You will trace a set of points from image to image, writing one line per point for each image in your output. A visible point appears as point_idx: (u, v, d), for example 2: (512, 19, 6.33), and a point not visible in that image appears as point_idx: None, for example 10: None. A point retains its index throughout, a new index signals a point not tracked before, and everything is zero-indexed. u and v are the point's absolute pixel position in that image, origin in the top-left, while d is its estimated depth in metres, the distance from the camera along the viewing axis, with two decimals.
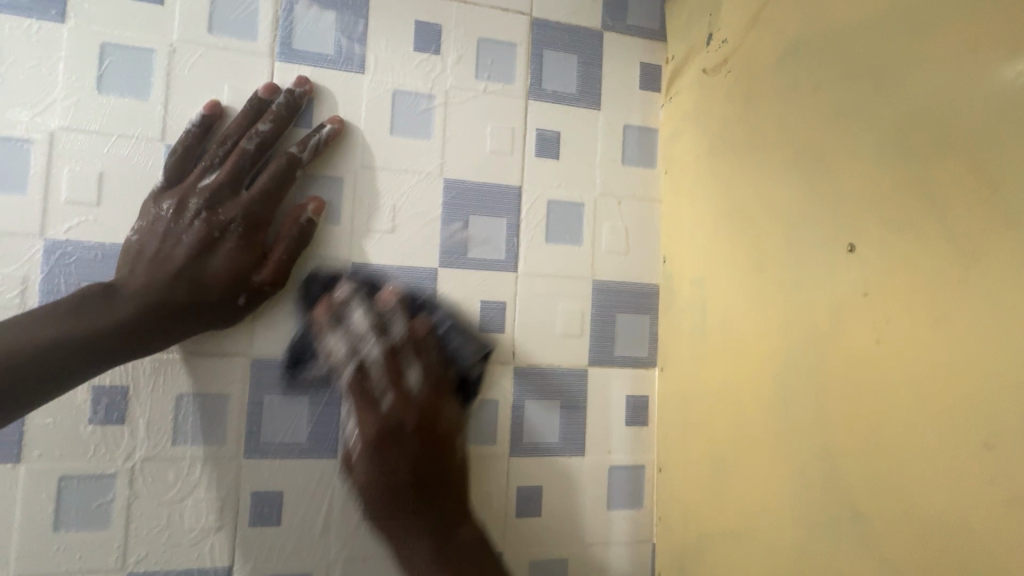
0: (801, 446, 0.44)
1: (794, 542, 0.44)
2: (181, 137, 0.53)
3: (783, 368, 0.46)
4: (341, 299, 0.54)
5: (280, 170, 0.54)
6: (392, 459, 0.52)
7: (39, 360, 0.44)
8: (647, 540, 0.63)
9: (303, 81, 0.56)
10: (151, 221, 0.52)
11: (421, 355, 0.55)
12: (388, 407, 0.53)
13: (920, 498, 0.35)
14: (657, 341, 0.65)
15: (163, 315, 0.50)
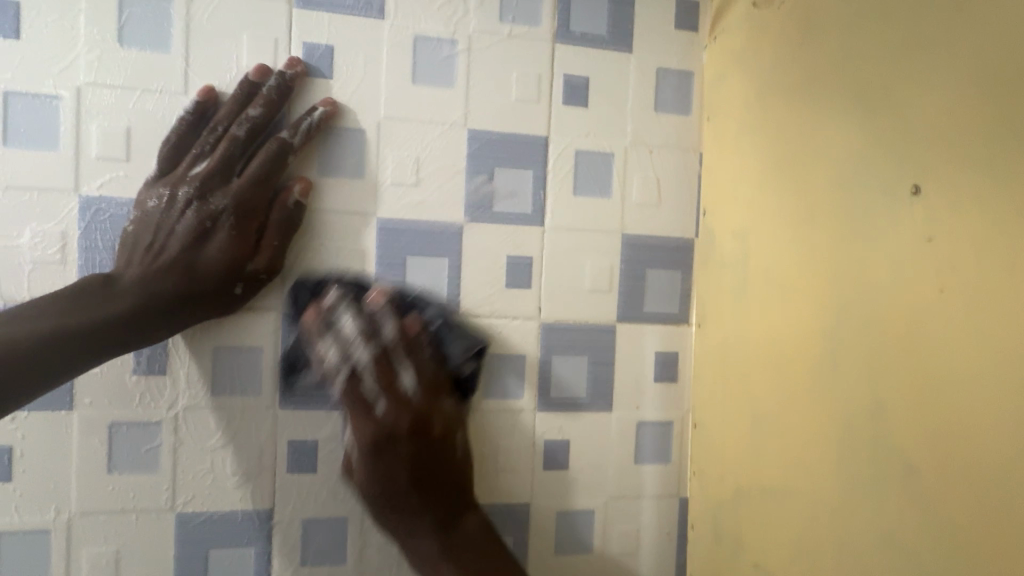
0: (846, 400, 0.42)
1: (835, 497, 0.43)
2: (174, 125, 0.52)
3: (829, 320, 0.43)
4: (330, 305, 0.53)
5: (270, 155, 0.52)
6: (386, 469, 0.52)
7: (38, 350, 0.45)
8: (677, 494, 0.63)
9: (295, 63, 0.54)
10: (145, 213, 0.52)
11: (399, 346, 0.54)
12: (382, 412, 0.52)
13: (984, 453, 0.33)
14: (690, 297, 0.63)
15: (159, 307, 0.50)
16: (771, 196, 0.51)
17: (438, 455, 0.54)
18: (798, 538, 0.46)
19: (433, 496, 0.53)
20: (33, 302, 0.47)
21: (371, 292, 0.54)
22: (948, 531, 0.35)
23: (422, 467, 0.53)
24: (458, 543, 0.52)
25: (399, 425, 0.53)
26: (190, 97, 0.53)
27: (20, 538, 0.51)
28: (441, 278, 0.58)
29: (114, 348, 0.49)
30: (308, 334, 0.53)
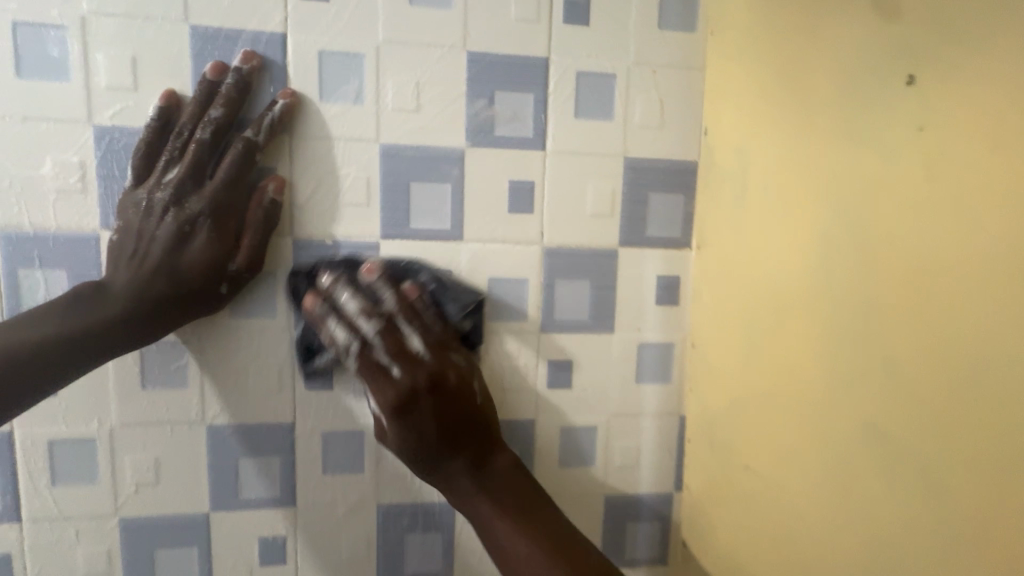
0: (837, 299, 0.43)
1: (824, 394, 0.44)
2: (142, 135, 0.53)
3: (824, 225, 0.44)
4: (328, 287, 0.54)
5: (236, 154, 0.53)
6: (415, 422, 0.50)
7: (26, 359, 0.47)
8: (676, 411, 0.65)
9: (250, 56, 0.54)
10: (126, 222, 0.52)
11: (394, 295, 0.54)
12: (399, 374, 0.50)
13: (959, 330, 0.34)
14: (692, 220, 0.63)
15: (146, 312, 0.52)
16: (772, 106, 0.50)
17: (459, 403, 0.52)
18: (788, 437, 0.48)
19: (462, 441, 0.51)
20: (23, 315, 0.49)
21: (326, 274, 0.55)
22: (927, 410, 0.36)
23: (452, 423, 0.51)
24: (491, 481, 0.51)
25: (421, 381, 0.51)
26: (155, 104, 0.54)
27: (70, 445, 0.56)
28: (444, 203, 0.59)
29: (105, 353, 0.51)
30: (314, 321, 0.53)
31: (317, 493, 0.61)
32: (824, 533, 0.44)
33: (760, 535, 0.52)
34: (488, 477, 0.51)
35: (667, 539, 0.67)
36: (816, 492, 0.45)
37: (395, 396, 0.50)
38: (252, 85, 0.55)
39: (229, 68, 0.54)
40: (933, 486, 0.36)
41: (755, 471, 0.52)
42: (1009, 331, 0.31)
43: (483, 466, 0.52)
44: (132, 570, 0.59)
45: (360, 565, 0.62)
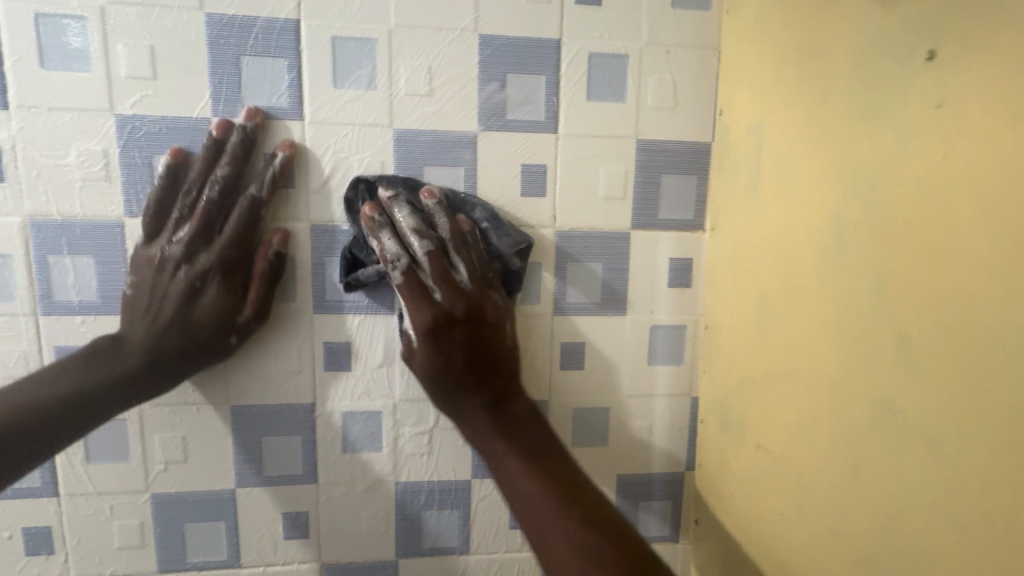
0: (850, 279, 0.43)
1: (834, 373, 0.44)
2: (150, 192, 0.55)
3: (839, 205, 0.44)
4: (386, 200, 0.55)
5: (243, 213, 0.55)
6: (448, 345, 0.52)
7: (45, 416, 0.50)
8: (688, 393, 0.66)
9: (254, 113, 0.55)
10: (139, 279, 0.55)
11: (446, 219, 0.55)
12: (441, 298, 0.52)
13: (970, 309, 0.34)
14: (705, 202, 0.63)
15: (162, 363, 0.55)
16: (787, 85, 0.50)
17: (490, 339, 0.54)
18: (798, 416, 0.49)
19: (489, 377, 0.54)
20: (42, 372, 0.51)
21: (382, 194, 0.56)
22: (936, 390, 0.36)
23: (477, 359, 0.53)
24: (512, 420, 0.53)
25: (457, 312, 0.53)
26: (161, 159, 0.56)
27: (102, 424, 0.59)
28: (457, 187, 0.60)
29: (123, 403, 0.55)
30: (367, 231, 0.55)
31: (338, 470, 0.63)
32: (832, 511, 0.45)
33: (770, 512, 0.53)
34: (503, 415, 0.53)
35: (679, 517, 0.68)
36: (825, 472, 0.45)
37: (427, 325, 0.52)
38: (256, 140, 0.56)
39: (234, 124, 0.56)
40: (940, 466, 0.36)
41: (766, 450, 0.53)
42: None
43: (503, 402, 0.53)
44: (164, 543, 0.62)
45: (380, 539, 0.64)
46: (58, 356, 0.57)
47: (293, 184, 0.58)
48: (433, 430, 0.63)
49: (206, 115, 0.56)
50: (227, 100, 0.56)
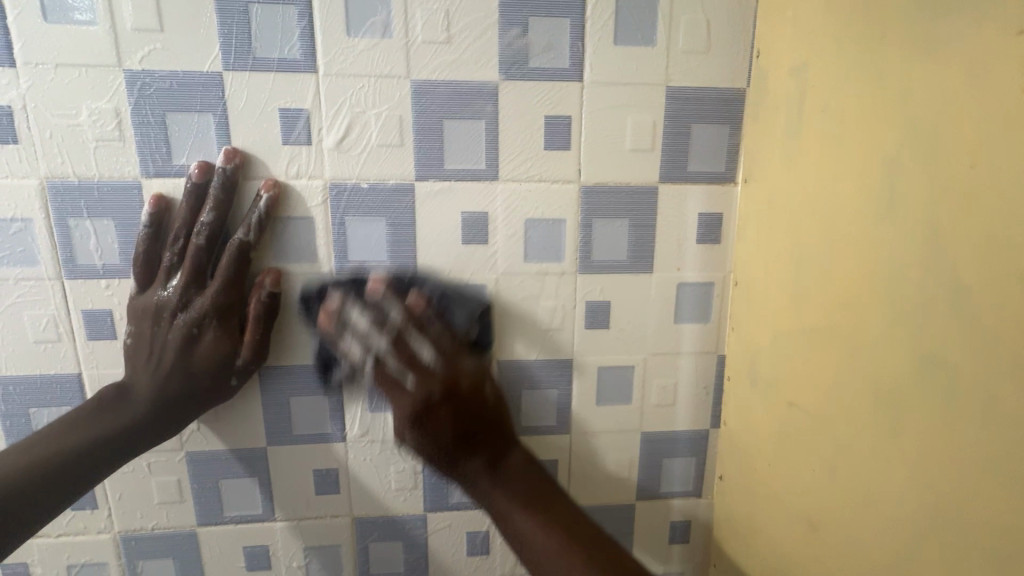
0: (904, 231, 0.40)
1: (879, 330, 0.43)
2: (138, 240, 0.55)
3: (894, 150, 0.41)
4: (336, 307, 0.56)
5: (233, 258, 0.55)
6: (433, 429, 0.49)
7: (56, 469, 0.50)
8: (715, 351, 0.65)
9: (232, 155, 0.55)
10: (139, 330, 0.56)
11: (401, 307, 0.55)
12: (412, 384, 0.51)
13: None
14: (738, 153, 0.60)
15: (169, 408, 0.57)
16: (838, 19, 0.46)
17: (477, 412, 0.51)
18: (834, 372, 0.47)
19: (476, 442, 0.50)
20: (49, 428, 0.53)
21: (332, 292, 0.57)
22: (995, 344, 0.34)
23: (465, 424, 0.50)
24: (509, 479, 0.49)
25: (428, 395, 0.50)
26: (143, 206, 0.56)
27: None
28: (478, 142, 0.58)
29: (131, 451, 0.56)
30: (331, 338, 0.56)
31: (365, 429, 0.64)
32: (868, 467, 0.44)
33: (801, 468, 0.52)
34: (503, 472, 0.50)
35: (703, 473, 0.69)
36: (863, 427, 0.45)
37: (407, 399, 0.50)
38: (238, 181, 0.56)
39: (214, 166, 0.55)
40: (992, 422, 0.34)
41: (798, 407, 0.52)
42: None
43: (500, 466, 0.50)
44: (201, 499, 0.64)
45: (407, 495, 0.66)
46: (87, 319, 0.58)
47: (310, 141, 0.56)
48: None
49: (216, 69, 0.54)
50: (238, 53, 0.53)
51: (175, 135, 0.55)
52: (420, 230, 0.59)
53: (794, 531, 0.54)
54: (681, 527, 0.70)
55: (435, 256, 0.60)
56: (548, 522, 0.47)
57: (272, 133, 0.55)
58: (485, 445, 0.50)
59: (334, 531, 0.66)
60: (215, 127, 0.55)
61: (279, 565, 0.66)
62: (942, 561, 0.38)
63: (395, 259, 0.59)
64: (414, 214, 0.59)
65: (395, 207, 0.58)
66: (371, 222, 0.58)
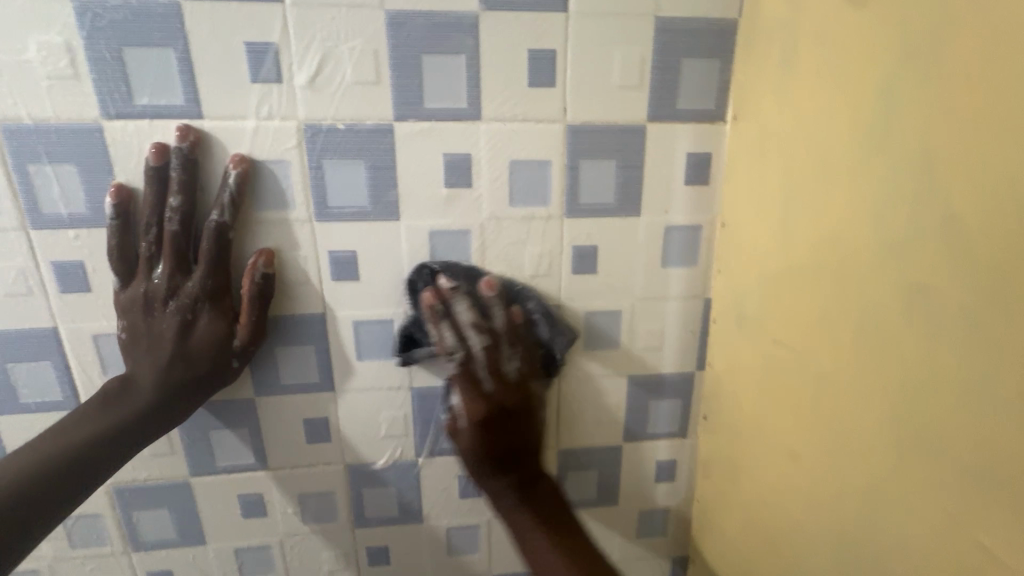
0: (893, 158, 0.39)
1: (867, 262, 0.42)
2: (109, 234, 0.54)
3: (886, 77, 0.40)
4: (447, 292, 0.55)
5: (211, 240, 0.54)
6: (501, 426, 0.53)
7: (65, 467, 0.48)
8: (702, 294, 0.66)
9: (185, 132, 0.53)
10: (132, 324, 0.55)
11: (506, 314, 0.56)
12: (490, 389, 0.53)
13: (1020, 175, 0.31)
14: (728, 89, 0.59)
15: (173, 398, 0.55)
16: None
17: (528, 424, 0.54)
18: (819, 307, 0.48)
19: (522, 455, 0.54)
20: (56, 424, 0.51)
21: (433, 288, 0.56)
22: (979, 266, 0.34)
23: (525, 433, 0.54)
24: (538, 497, 0.53)
25: (506, 403, 0.53)
26: (106, 200, 0.54)
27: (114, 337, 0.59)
28: (460, 78, 0.55)
29: (140, 441, 0.54)
30: (426, 320, 0.55)
31: (354, 378, 0.63)
32: (850, 399, 0.45)
33: (785, 403, 0.53)
34: (535, 500, 0.53)
35: (688, 414, 0.70)
36: (846, 360, 0.45)
37: (478, 406, 0.52)
38: (197, 159, 0.54)
39: (170, 147, 0.53)
40: (971, 342, 0.35)
41: (783, 344, 0.53)
42: None
43: (535, 485, 0.54)
44: (192, 451, 0.64)
45: (400, 442, 0.66)
46: (57, 272, 0.56)
47: (280, 79, 0.53)
48: None
49: None
50: None
51: (135, 73, 0.51)
52: (402, 172, 0.57)
53: (776, 462, 0.55)
54: (666, 467, 0.73)
55: (418, 201, 0.58)
56: (564, 541, 0.50)
57: (238, 70, 0.52)
58: (534, 451, 0.55)
59: (328, 478, 0.67)
60: (176, 63, 0.51)
61: (275, 511, 0.67)
62: (918, 482, 0.39)
63: (377, 204, 0.58)
64: (395, 156, 0.56)
65: (373, 149, 0.56)
66: (350, 165, 0.56)
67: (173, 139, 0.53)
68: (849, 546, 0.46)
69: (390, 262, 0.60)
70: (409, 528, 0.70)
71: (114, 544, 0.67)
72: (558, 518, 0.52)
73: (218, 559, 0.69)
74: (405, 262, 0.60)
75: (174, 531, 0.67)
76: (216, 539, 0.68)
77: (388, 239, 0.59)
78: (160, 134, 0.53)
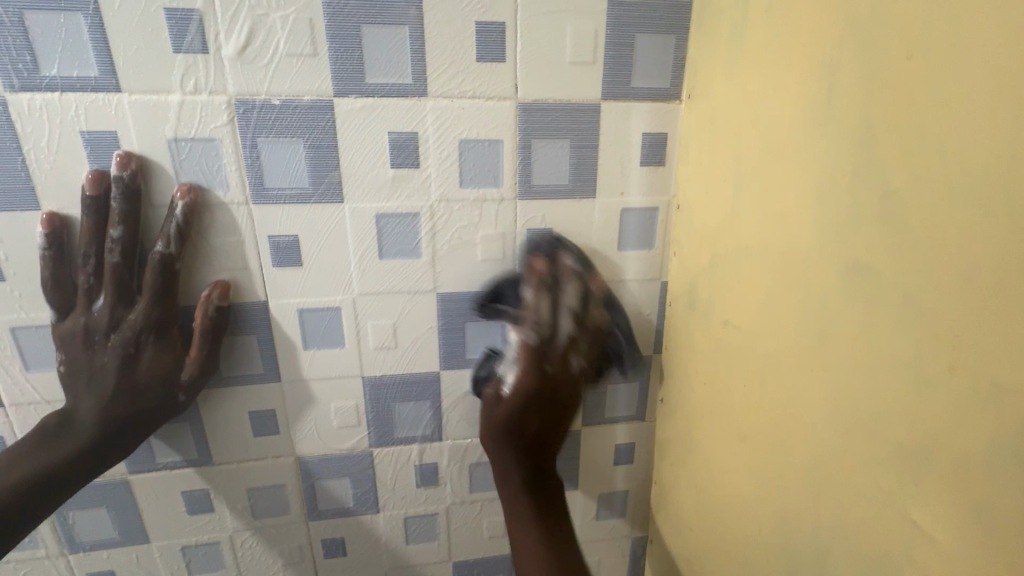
0: (836, 137, 0.39)
1: (811, 245, 0.42)
2: (43, 263, 0.52)
3: (832, 52, 0.39)
4: (563, 270, 0.57)
5: (156, 272, 0.52)
6: (532, 402, 0.55)
7: (16, 500, 0.48)
8: (658, 278, 0.65)
9: (126, 160, 0.50)
10: (72, 360, 0.53)
11: (595, 311, 0.57)
12: (570, 367, 0.55)
13: (952, 153, 0.31)
14: (682, 67, 0.57)
15: (116, 435, 0.54)
16: None
17: (559, 403, 0.57)
18: (766, 290, 0.48)
19: (558, 408, 0.57)
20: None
21: (540, 257, 0.57)
22: (912, 246, 0.34)
23: (551, 421, 0.57)
24: (540, 487, 0.59)
25: (562, 394, 0.56)
26: (36, 226, 0.51)
27: (34, 332, 0.55)
28: (404, 51, 0.52)
29: (83, 477, 0.52)
30: (529, 279, 0.56)
31: (301, 368, 0.61)
32: (795, 380, 0.45)
33: (735, 386, 0.53)
34: (546, 490, 0.59)
35: (645, 398, 0.70)
36: (790, 343, 0.45)
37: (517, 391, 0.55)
38: (140, 188, 0.51)
39: (109, 175, 0.51)
40: (905, 324, 0.34)
41: (733, 327, 0.53)
42: (998, 150, 0.28)
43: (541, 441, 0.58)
44: None
45: (353, 433, 0.64)
46: None
47: (207, 50, 0.49)
48: (398, 324, 0.61)
49: None
50: None
51: (41, 40, 0.47)
52: (344, 152, 0.54)
53: (726, 443, 0.56)
54: (625, 450, 0.73)
55: (363, 182, 0.55)
56: (546, 537, 0.55)
57: (159, 39, 0.48)
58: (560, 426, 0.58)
59: (277, 472, 0.65)
60: (88, 31, 0.47)
61: (222, 507, 0.65)
62: (857, 462, 0.39)
63: (319, 186, 0.55)
64: (337, 135, 0.53)
65: (313, 127, 0.53)
66: (288, 143, 0.53)
67: (112, 166, 0.51)
68: (793, 526, 0.46)
69: (335, 246, 0.57)
70: (363, 519, 0.68)
71: (49, 546, 0.63)
72: (548, 512, 0.58)
73: (163, 558, 0.66)
74: (352, 247, 0.57)
75: (113, 531, 0.64)
76: (160, 538, 0.65)
77: (331, 222, 0.56)
78: (72, 108, 0.49)
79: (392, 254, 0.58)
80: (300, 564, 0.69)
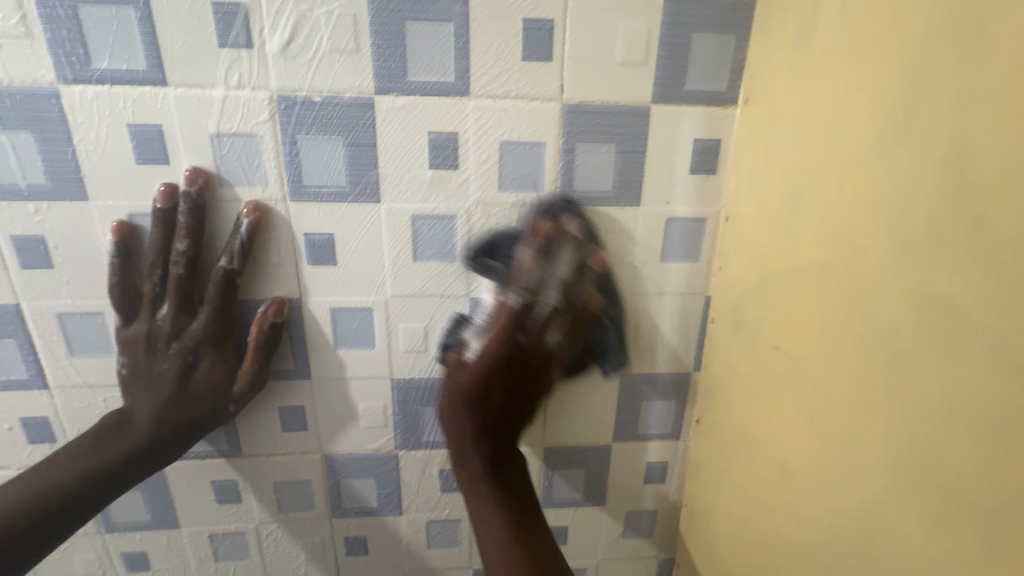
0: (917, 154, 0.35)
1: (880, 270, 0.38)
2: (111, 269, 0.53)
3: (918, 59, 0.34)
4: (563, 236, 0.52)
5: (217, 286, 0.53)
6: (514, 372, 0.54)
7: (74, 497, 0.51)
8: (702, 292, 0.62)
9: (195, 177, 0.51)
10: (133, 365, 0.55)
11: (587, 290, 0.53)
12: (535, 321, 0.52)
13: None
14: (741, 69, 0.54)
15: (170, 441, 0.55)
16: None
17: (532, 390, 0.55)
18: (823, 315, 0.44)
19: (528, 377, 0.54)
20: (52, 460, 0.52)
21: (544, 219, 0.54)
22: (1006, 284, 0.29)
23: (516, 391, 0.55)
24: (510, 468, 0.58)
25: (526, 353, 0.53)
26: (106, 230, 0.53)
27: (80, 319, 0.56)
28: (447, 49, 0.50)
29: (136, 477, 0.54)
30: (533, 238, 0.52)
31: (331, 367, 0.60)
32: (852, 417, 0.41)
33: (781, 413, 0.50)
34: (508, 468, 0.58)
35: (681, 416, 0.67)
36: (847, 376, 0.41)
37: (483, 355, 0.54)
38: (206, 204, 0.53)
39: (178, 190, 0.52)
40: (991, 371, 0.30)
41: (783, 352, 0.49)
42: None
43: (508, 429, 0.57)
44: None
45: (378, 435, 0.64)
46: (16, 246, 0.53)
47: (250, 44, 0.49)
48: (429, 328, 0.60)
49: None
50: None
51: (92, 34, 0.47)
52: (382, 151, 0.53)
53: (769, 474, 0.52)
54: (656, 469, 0.70)
55: (401, 183, 0.54)
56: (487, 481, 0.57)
57: (204, 34, 0.48)
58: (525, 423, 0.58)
59: (304, 469, 0.65)
60: (137, 25, 0.47)
61: (249, 499, 0.66)
62: (920, 514, 0.35)
63: (355, 187, 0.54)
64: (376, 135, 0.52)
65: (351, 126, 0.52)
66: (327, 143, 0.52)
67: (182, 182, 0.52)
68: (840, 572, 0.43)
69: (369, 247, 0.56)
70: (385, 520, 0.68)
71: (88, 525, 0.66)
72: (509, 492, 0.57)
73: (192, 544, 0.67)
74: (387, 249, 0.56)
75: (147, 514, 0.65)
76: (189, 524, 0.66)
77: (367, 223, 0.55)
78: (121, 101, 0.49)
79: (426, 257, 0.57)
80: (323, 559, 0.70)
